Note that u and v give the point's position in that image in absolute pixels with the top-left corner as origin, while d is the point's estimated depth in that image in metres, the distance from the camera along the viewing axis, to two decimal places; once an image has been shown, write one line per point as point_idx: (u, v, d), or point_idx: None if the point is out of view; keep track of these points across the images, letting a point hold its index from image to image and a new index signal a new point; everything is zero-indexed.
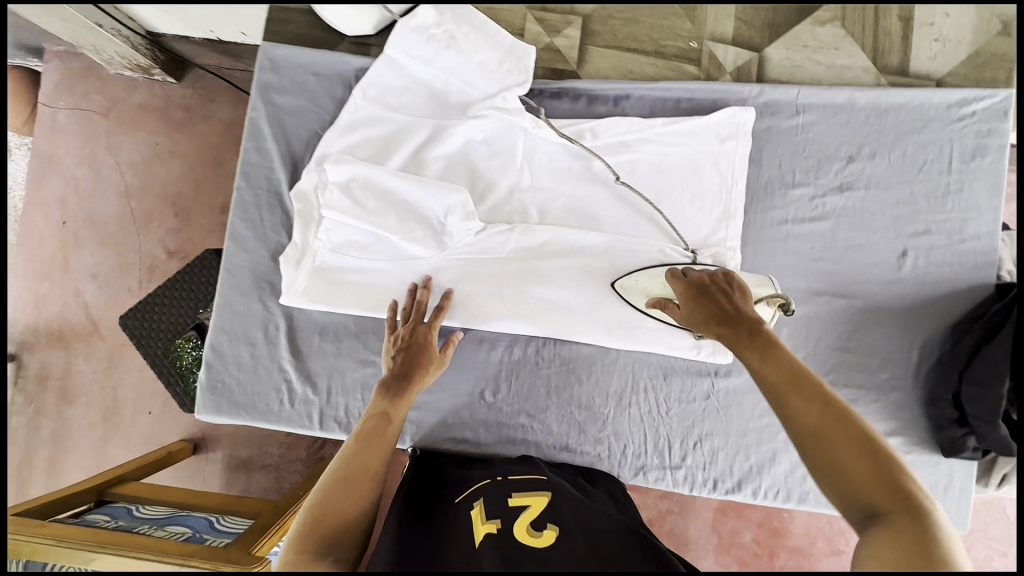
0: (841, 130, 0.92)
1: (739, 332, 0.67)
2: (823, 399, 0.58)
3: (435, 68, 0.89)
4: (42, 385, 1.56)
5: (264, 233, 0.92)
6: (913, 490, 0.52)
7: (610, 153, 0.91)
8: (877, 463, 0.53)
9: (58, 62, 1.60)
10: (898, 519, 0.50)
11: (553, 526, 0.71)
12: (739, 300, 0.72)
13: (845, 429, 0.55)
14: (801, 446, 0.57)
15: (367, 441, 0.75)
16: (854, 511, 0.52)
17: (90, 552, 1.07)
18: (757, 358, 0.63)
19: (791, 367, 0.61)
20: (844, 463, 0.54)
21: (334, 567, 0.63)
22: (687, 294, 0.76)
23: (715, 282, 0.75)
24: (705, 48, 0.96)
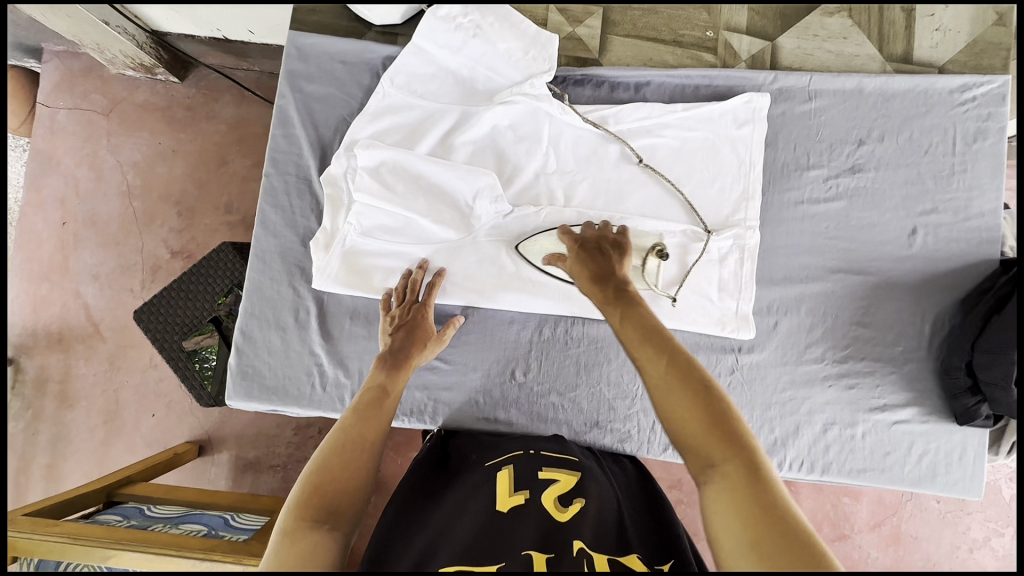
0: (850, 115, 0.96)
1: (606, 288, 0.72)
2: (663, 349, 0.63)
3: (463, 56, 0.91)
4: (40, 389, 1.52)
5: (294, 218, 0.93)
6: (743, 432, 0.57)
7: (633, 138, 0.94)
8: (713, 412, 0.58)
9: (57, 62, 1.58)
10: (713, 447, 0.56)
11: (579, 501, 0.74)
12: (618, 260, 0.76)
13: (686, 385, 0.60)
14: (655, 404, 0.61)
15: (365, 413, 0.74)
16: (697, 461, 0.57)
17: (108, 549, 1.05)
18: (617, 317, 0.68)
19: (646, 326, 0.66)
20: (673, 405, 0.60)
21: (331, 535, 0.62)
22: (574, 250, 0.79)
23: (603, 243, 0.79)
24: (721, 37, 1.01)
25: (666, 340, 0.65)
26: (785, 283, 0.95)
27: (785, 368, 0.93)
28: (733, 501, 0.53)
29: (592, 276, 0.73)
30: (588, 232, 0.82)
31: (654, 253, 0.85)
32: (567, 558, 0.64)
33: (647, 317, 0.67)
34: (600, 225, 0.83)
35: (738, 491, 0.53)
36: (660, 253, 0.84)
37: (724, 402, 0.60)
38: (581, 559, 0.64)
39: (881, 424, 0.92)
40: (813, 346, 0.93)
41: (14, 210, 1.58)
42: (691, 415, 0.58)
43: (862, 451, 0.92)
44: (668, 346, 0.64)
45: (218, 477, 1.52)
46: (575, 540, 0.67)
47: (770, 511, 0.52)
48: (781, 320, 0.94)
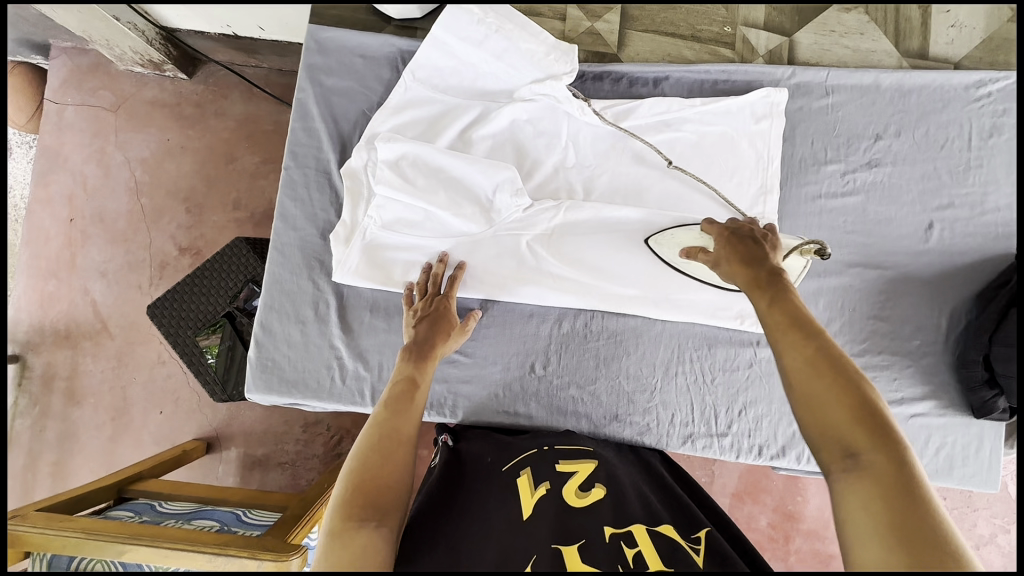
0: (868, 110, 0.97)
1: (756, 272, 0.69)
2: (814, 336, 0.62)
3: (484, 52, 0.90)
4: (47, 386, 1.52)
5: (313, 211, 0.93)
6: (893, 429, 0.56)
7: (652, 132, 0.95)
8: (861, 404, 0.57)
9: (64, 58, 1.57)
10: (859, 440, 0.55)
11: (598, 487, 0.75)
12: (770, 250, 0.73)
13: (834, 373, 0.59)
14: (793, 389, 0.60)
15: (395, 407, 0.75)
16: (834, 450, 0.56)
17: (122, 544, 1.04)
18: (764, 301, 0.67)
19: (794, 314, 0.64)
20: (818, 391, 0.58)
21: (377, 528, 0.62)
22: (721, 236, 0.75)
23: (755, 235, 0.74)
24: (739, 32, 1.01)
25: (813, 328, 0.63)
26: (802, 277, 0.95)
27: None
28: (873, 492, 0.52)
29: (742, 261, 0.70)
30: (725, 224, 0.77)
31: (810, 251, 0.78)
32: (601, 544, 0.65)
33: (796, 305, 0.65)
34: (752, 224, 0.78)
35: (883, 489, 0.52)
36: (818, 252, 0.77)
37: (872, 395, 0.58)
38: (617, 543, 0.65)
39: (898, 417, 0.92)
40: (830, 340, 0.94)
41: (19, 207, 1.57)
42: (836, 405, 0.57)
43: None
44: (816, 334, 0.62)
45: (227, 474, 1.51)
46: (606, 526, 0.68)
47: (916, 509, 0.50)
48: None
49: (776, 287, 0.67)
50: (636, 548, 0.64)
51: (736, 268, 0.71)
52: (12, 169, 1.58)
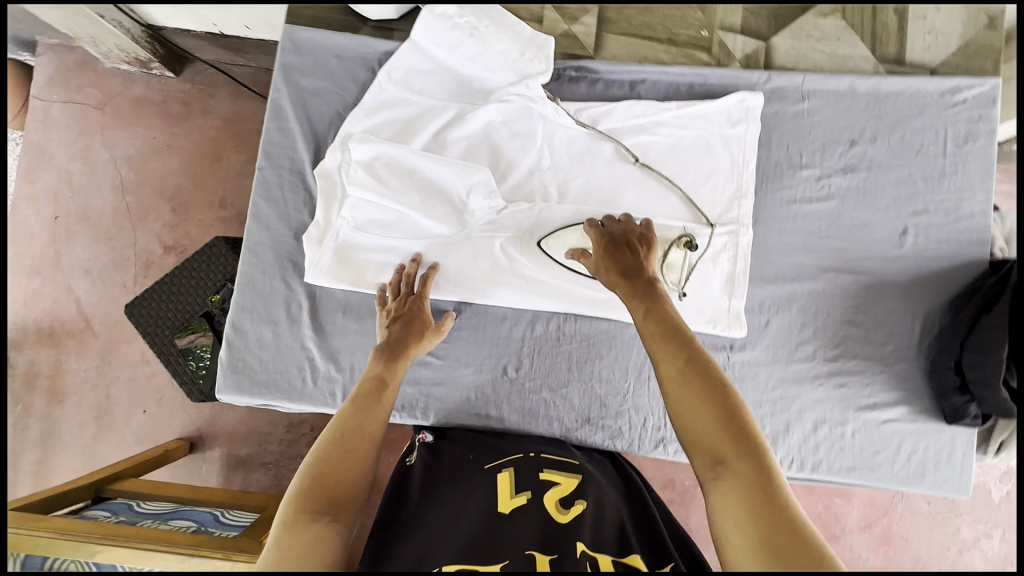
0: (843, 116, 0.97)
1: (634, 285, 0.74)
2: (684, 348, 0.66)
3: (460, 56, 0.91)
4: (29, 385, 1.51)
5: (286, 212, 0.93)
6: (753, 431, 0.60)
7: (628, 136, 0.95)
8: (726, 413, 0.61)
9: (50, 55, 1.57)
10: (725, 446, 0.59)
11: (580, 502, 0.74)
12: (645, 256, 0.78)
13: (702, 384, 0.62)
14: (671, 402, 0.64)
15: (363, 404, 0.74)
16: (705, 457, 0.60)
17: (95, 544, 1.04)
18: (642, 314, 0.71)
19: (668, 326, 0.68)
20: (688, 403, 0.62)
21: (330, 526, 0.63)
22: (601, 244, 0.80)
23: (630, 237, 0.80)
24: (716, 37, 1.01)
25: (687, 341, 0.67)
26: (777, 282, 0.95)
27: (778, 366, 0.93)
28: (738, 497, 0.56)
29: (622, 276, 0.75)
30: (609, 223, 0.83)
31: (682, 244, 0.89)
32: (569, 560, 0.64)
33: (672, 319, 0.69)
34: (620, 219, 0.84)
35: (746, 490, 0.56)
36: (690, 244, 0.88)
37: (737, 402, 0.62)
38: (584, 561, 0.64)
39: (872, 422, 0.92)
40: (805, 345, 0.94)
41: None
42: (704, 413, 0.61)
43: (852, 449, 0.92)
44: (688, 347, 0.66)
45: (209, 474, 1.51)
46: (578, 543, 0.67)
47: (774, 508, 0.55)
48: (773, 319, 0.94)
49: (651, 302, 0.71)
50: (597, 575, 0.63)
51: (619, 278, 0.76)
52: None
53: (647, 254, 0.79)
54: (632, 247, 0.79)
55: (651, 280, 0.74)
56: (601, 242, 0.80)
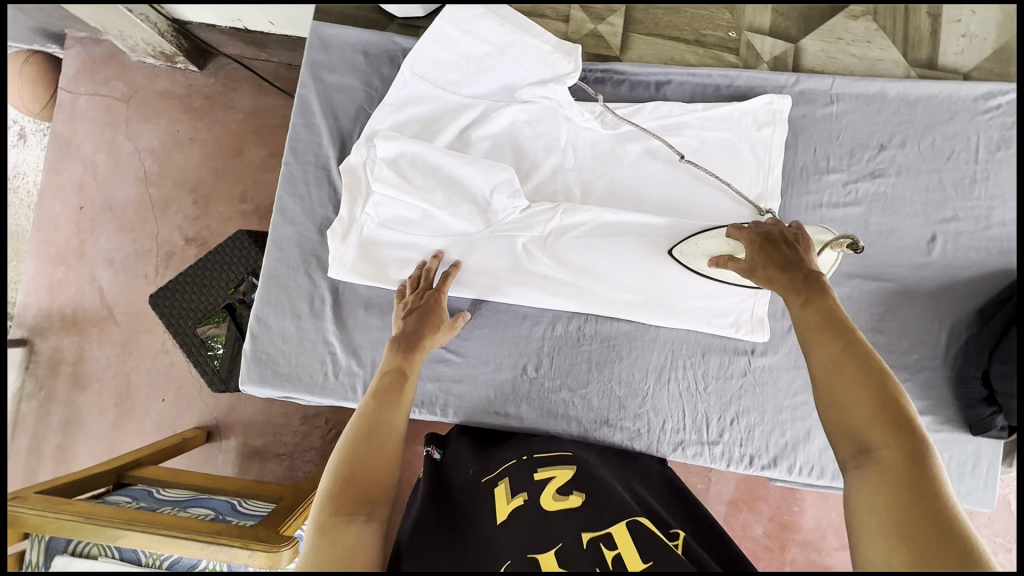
0: (872, 120, 0.95)
1: (794, 276, 0.67)
2: (844, 332, 0.62)
3: (487, 44, 0.89)
4: (53, 370, 1.54)
5: (311, 207, 0.94)
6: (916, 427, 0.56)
7: (652, 137, 0.94)
8: (885, 404, 0.57)
9: (79, 48, 1.59)
10: (877, 435, 0.56)
11: (578, 492, 0.72)
12: (804, 253, 0.70)
13: (858, 369, 0.59)
14: (816, 384, 0.62)
15: (384, 398, 0.75)
16: (850, 443, 0.58)
17: (118, 529, 1.06)
18: (796, 300, 0.66)
19: (826, 310, 0.64)
20: (838, 385, 0.60)
21: (366, 526, 0.64)
22: (754, 242, 0.72)
23: (785, 237, 0.72)
24: (744, 38, 1.00)
25: (845, 327, 0.63)
26: None
27: (799, 372, 0.92)
28: (881, 487, 0.53)
29: (780, 268, 0.67)
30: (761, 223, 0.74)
31: (843, 244, 0.73)
32: (578, 550, 0.62)
33: (832, 306, 0.64)
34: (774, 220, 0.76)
35: (895, 484, 0.53)
36: (854, 246, 0.72)
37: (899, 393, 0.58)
38: (596, 546, 0.62)
39: None
40: None
41: (30, 193, 1.60)
42: (857, 399, 0.58)
43: None
44: (848, 333, 0.62)
45: (225, 463, 1.53)
46: (582, 532, 0.64)
47: (926, 506, 0.51)
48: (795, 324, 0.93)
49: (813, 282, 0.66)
50: (615, 549, 0.61)
51: (768, 262, 0.69)
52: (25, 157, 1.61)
53: (801, 253, 0.71)
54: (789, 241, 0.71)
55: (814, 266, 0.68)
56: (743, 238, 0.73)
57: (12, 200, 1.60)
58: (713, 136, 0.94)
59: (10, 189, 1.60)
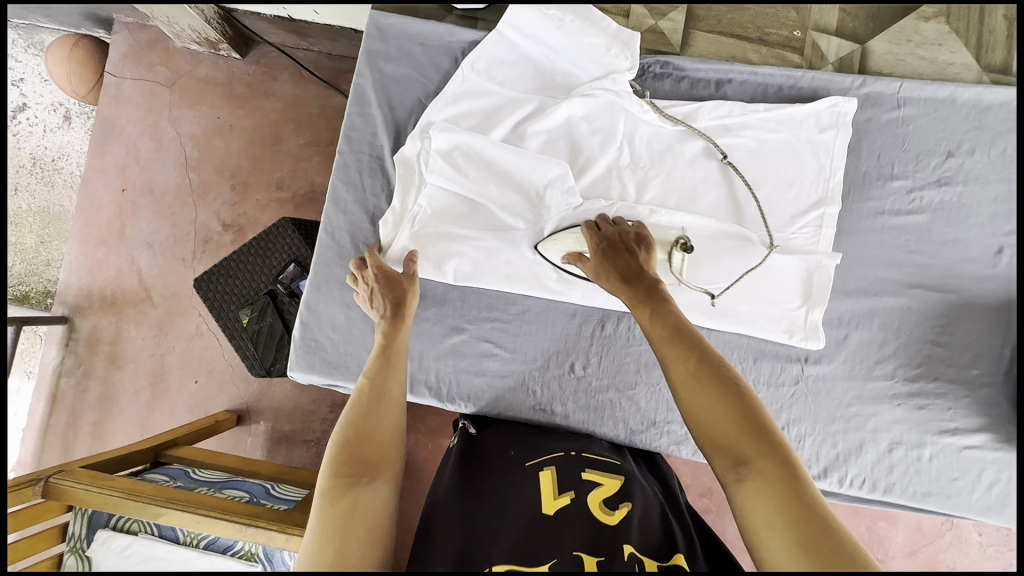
0: (939, 126, 0.92)
1: (638, 290, 0.75)
2: (696, 352, 0.67)
3: (546, 46, 0.90)
4: (92, 348, 1.57)
5: (364, 196, 0.94)
6: (772, 429, 0.62)
7: (711, 137, 0.92)
8: (744, 413, 0.63)
9: (125, 33, 1.61)
10: (745, 445, 0.61)
11: (626, 504, 0.72)
12: (644, 259, 0.80)
13: (715, 386, 0.64)
14: (684, 405, 0.66)
15: (385, 362, 0.80)
16: (726, 456, 0.62)
17: (160, 507, 1.08)
18: (647, 315, 0.72)
19: (675, 328, 0.70)
20: (704, 406, 0.64)
21: (368, 488, 0.69)
22: (597, 249, 0.81)
23: (626, 240, 0.81)
24: (809, 37, 0.98)
25: (696, 341, 0.68)
26: (859, 295, 0.91)
27: (853, 383, 0.90)
28: (766, 494, 0.58)
29: (623, 281, 0.76)
30: (604, 227, 0.84)
31: (677, 247, 0.84)
32: (618, 559, 0.62)
33: (680, 320, 0.71)
34: (615, 219, 0.85)
35: (775, 489, 0.58)
36: (684, 246, 0.83)
37: (751, 402, 0.64)
38: (634, 562, 0.62)
39: (952, 447, 0.88)
40: (884, 362, 0.90)
41: (74, 175, 1.64)
42: (721, 414, 0.63)
43: (928, 474, 0.89)
44: (697, 347, 0.68)
45: (254, 447, 1.55)
46: (626, 544, 0.65)
47: (802, 503, 0.57)
48: (852, 333, 0.91)
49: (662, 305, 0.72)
50: None
51: (628, 274, 0.77)
52: (69, 139, 1.65)
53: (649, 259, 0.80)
54: (638, 252, 0.80)
55: (655, 279, 0.76)
56: (598, 245, 0.81)
57: (57, 180, 1.64)
58: (773, 138, 0.92)
59: (56, 170, 1.64)
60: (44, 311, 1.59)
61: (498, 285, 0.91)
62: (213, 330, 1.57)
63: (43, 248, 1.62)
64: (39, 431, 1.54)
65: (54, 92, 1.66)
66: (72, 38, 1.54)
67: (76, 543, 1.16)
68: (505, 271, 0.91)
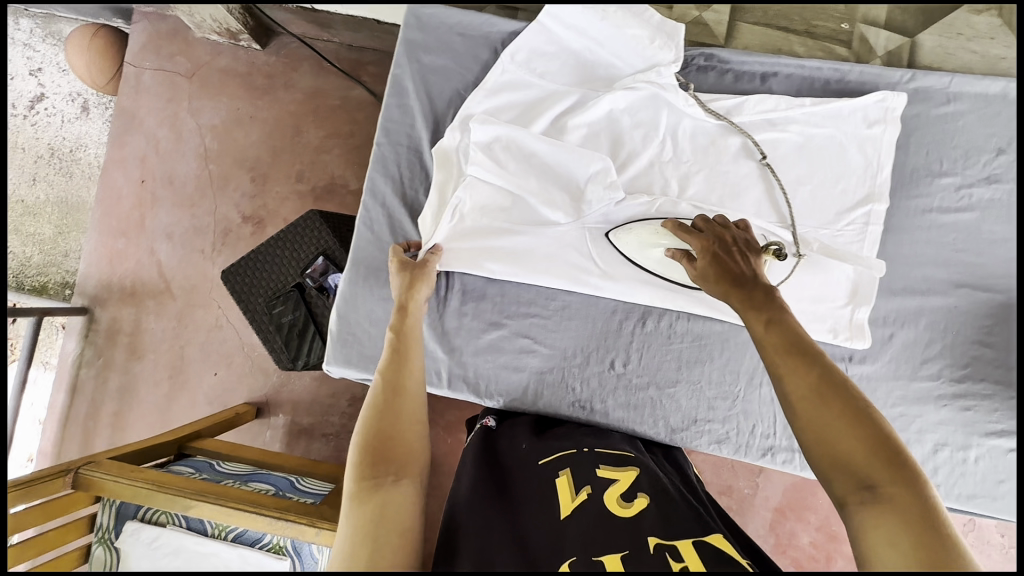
0: (990, 122, 0.90)
1: (749, 293, 0.67)
2: (818, 364, 0.60)
3: (588, 38, 0.88)
4: (111, 340, 1.56)
5: (402, 189, 0.94)
6: (906, 457, 0.55)
7: (756, 132, 0.90)
8: (873, 435, 0.56)
9: (145, 22, 1.58)
10: (874, 470, 0.54)
11: (643, 496, 0.69)
12: (756, 266, 0.71)
13: (842, 402, 0.57)
14: (803, 421, 0.58)
15: (397, 357, 0.79)
16: (848, 482, 0.55)
17: (190, 499, 1.07)
18: (760, 323, 0.65)
19: (793, 337, 0.63)
20: (827, 422, 0.57)
21: (396, 485, 0.66)
22: (707, 251, 0.72)
23: (735, 245, 0.72)
24: (858, 30, 0.99)
25: (815, 353, 0.61)
26: (905, 294, 0.90)
27: (898, 382, 0.89)
28: (901, 528, 0.51)
29: (734, 284, 0.68)
30: (707, 226, 0.75)
31: (770, 253, 0.75)
32: (645, 555, 0.59)
33: (796, 329, 0.63)
34: (716, 220, 0.77)
35: (911, 523, 0.51)
36: (778, 253, 0.75)
37: (881, 423, 0.57)
38: (662, 554, 0.59)
39: (999, 449, 0.87)
40: (929, 362, 0.89)
41: (93, 165, 1.62)
42: (846, 433, 0.56)
43: (973, 476, 0.88)
44: (817, 359, 0.61)
45: (274, 440, 1.54)
46: (650, 536, 0.62)
47: (942, 543, 0.50)
48: (897, 333, 0.90)
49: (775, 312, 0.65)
50: (682, 562, 0.57)
51: (733, 275, 0.69)
52: (88, 129, 1.63)
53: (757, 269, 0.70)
54: (743, 258, 0.71)
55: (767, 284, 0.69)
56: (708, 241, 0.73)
57: (76, 170, 1.62)
58: (820, 132, 0.90)
59: (73, 160, 1.62)
60: (64, 302, 1.58)
61: (537, 281, 0.90)
62: (233, 323, 1.56)
63: (61, 239, 1.61)
64: (60, 421, 1.53)
65: (72, 82, 1.64)
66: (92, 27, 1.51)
67: (104, 533, 1.16)
68: (545, 265, 0.90)
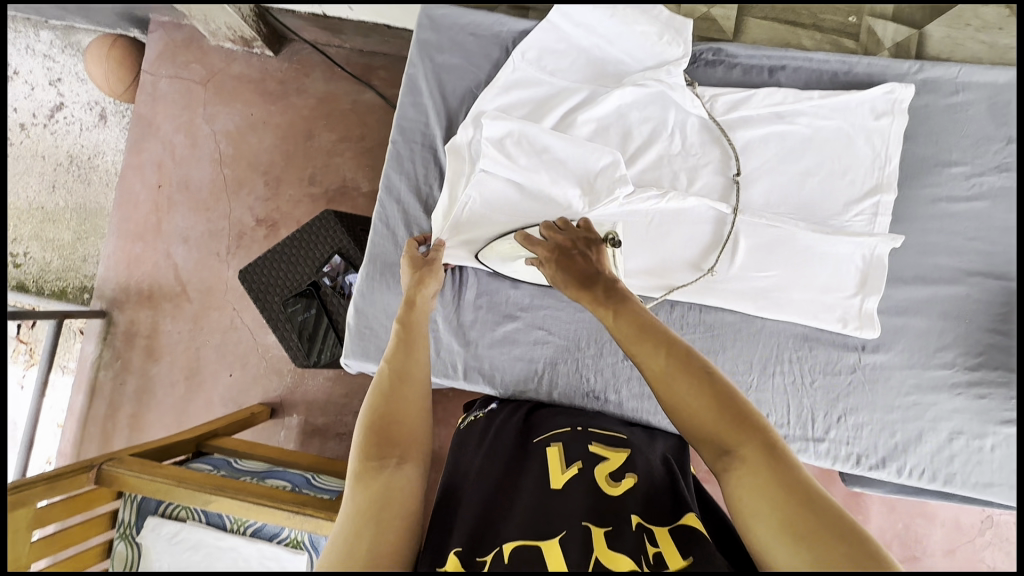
0: (1001, 112, 0.91)
1: (599, 292, 0.77)
2: (667, 345, 0.66)
3: (597, 35, 0.90)
4: (128, 342, 1.59)
5: (417, 185, 0.97)
6: (753, 414, 0.60)
7: (764, 124, 0.91)
8: (722, 400, 0.61)
9: (162, 32, 1.62)
10: (727, 433, 0.59)
11: (631, 475, 0.71)
12: (597, 261, 0.82)
13: (687, 375, 0.63)
14: (663, 399, 0.65)
15: (407, 345, 0.81)
16: (712, 448, 0.60)
17: (208, 493, 1.07)
18: (611, 316, 0.73)
19: (643, 324, 0.69)
20: (682, 398, 0.63)
21: (399, 467, 0.68)
22: (551, 257, 0.83)
23: (577, 245, 0.83)
24: (865, 23, 1.02)
25: (665, 335, 0.68)
26: (917, 283, 0.91)
27: (912, 371, 0.89)
28: (754, 480, 0.56)
29: (582, 286, 0.77)
30: (549, 234, 0.84)
31: (608, 245, 0.86)
32: (626, 532, 0.63)
33: (643, 317, 0.70)
34: (561, 223, 0.85)
35: (761, 474, 0.56)
36: (614, 244, 0.85)
37: (725, 388, 0.62)
38: (641, 534, 0.63)
39: (1016, 437, 0.87)
40: (943, 351, 0.89)
41: (110, 172, 1.66)
42: (699, 404, 0.61)
43: (990, 465, 0.87)
44: (666, 340, 0.67)
45: (287, 439, 1.56)
46: (633, 514, 0.66)
47: (790, 486, 0.54)
48: (910, 322, 0.90)
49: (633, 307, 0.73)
50: (657, 547, 0.61)
51: (592, 275, 0.79)
52: (106, 137, 1.67)
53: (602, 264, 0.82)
54: (586, 258, 0.82)
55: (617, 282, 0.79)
56: (553, 253, 0.82)
57: (94, 177, 1.66)
58: (830, 125, 0.90)
59: (91, 167, 1.66)
60: (84, 306, 1.61)
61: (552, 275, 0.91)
62: (247, 324, 1.59)
63: (80, 244, 1.64)
64: (80, 423, 1.56)
65: (90, 91, 1.68)
66: (111, 37, 1.55)
67: (126, 529, 1.17)
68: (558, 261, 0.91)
